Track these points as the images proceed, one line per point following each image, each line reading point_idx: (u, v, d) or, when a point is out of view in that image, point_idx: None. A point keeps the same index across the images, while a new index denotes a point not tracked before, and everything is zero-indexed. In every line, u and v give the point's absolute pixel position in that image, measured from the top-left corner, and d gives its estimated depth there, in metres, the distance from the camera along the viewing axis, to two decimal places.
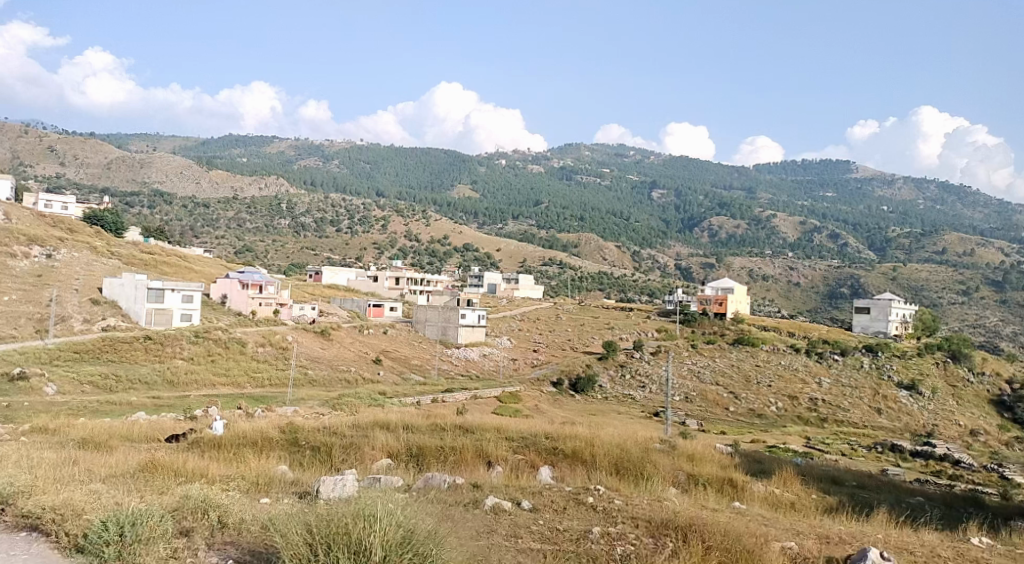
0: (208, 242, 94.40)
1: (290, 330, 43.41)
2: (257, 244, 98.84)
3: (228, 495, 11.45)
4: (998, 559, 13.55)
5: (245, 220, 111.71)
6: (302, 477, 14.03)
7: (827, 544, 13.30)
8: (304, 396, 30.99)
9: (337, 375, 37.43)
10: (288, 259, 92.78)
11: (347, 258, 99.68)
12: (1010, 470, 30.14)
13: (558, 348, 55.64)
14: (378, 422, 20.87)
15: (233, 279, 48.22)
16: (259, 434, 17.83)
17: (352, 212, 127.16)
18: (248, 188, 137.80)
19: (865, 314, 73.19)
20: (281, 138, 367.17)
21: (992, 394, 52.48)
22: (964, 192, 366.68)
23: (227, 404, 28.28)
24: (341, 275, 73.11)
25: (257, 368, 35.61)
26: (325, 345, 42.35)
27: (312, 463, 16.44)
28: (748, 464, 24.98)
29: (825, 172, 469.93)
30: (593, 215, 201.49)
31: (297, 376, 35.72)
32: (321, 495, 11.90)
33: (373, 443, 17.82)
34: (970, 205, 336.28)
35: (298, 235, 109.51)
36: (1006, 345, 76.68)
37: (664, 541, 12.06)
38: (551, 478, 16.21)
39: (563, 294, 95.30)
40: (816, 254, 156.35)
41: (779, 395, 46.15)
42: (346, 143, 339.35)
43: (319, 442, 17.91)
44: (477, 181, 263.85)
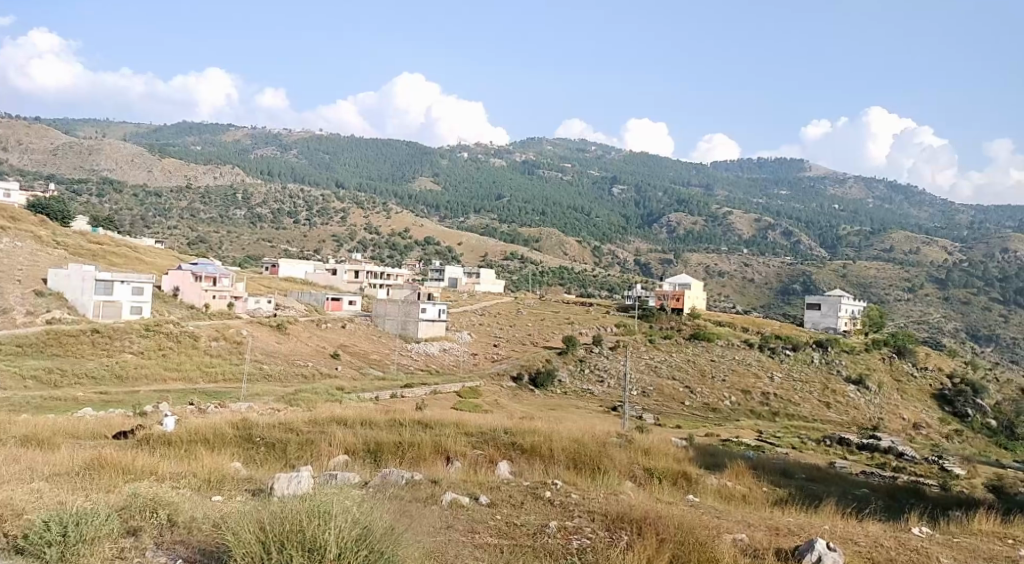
0: (160, 233, 92.86)
1: (245, 325, 43.02)
2: (212, 235, 97.48)
3: (176, 494, 11.39)
4: (939, 548, 14.00)
5: (198, 210, 110.17)
6: (255, 474, 14.01)
7: (776, 536, 13.63)
8: (258, 391, 30.80)
9: (293, 370, 37.20)
10: (243, 251, 91.71)
11: (305, 250, 98.92)
12: (950, 462, 31.12)
13: (517, 343, 55.87)
14: (336, 417, 20.90)
15: (185, 271, 47.64)
16: (211, 430, 17.77)
17: (310, 203, 125.99)
18: (202, 177, 135.76)
19: (816, 310, 74.66)
20: (238, 129, 362.51)
21: (935, 389, 53.88)
22: (911, 193, 375.12)
23: (178, 399, 27.95)
24: (299, 268, 72.62)
25: (210, 363, 35.22)
26: (281, 340, 42.04)
27: (266, 459, 16.43)
28: (701, 458, 25.43)
29: (780, 170, 477.63)
30: (553, 209, 202.12)
31: (252, 371, 35.42)
32: (275, 492, 11.91)
33: (330, 440, 17.84)
34: (917, 205, 344.27)
35: (254, 226, 108.32)
36: (948, 341, 78.80)
37: (620, 535, 12.29)
38: (509, 472, 16.40)
39: (523, 288, 95.47)
40: (770, 250, 158.99)
41: (733, 389, 46.86)
42: (305, 134, 335.54)
43: (274, 438, 17.89)
44: (437, 175, 262.95)
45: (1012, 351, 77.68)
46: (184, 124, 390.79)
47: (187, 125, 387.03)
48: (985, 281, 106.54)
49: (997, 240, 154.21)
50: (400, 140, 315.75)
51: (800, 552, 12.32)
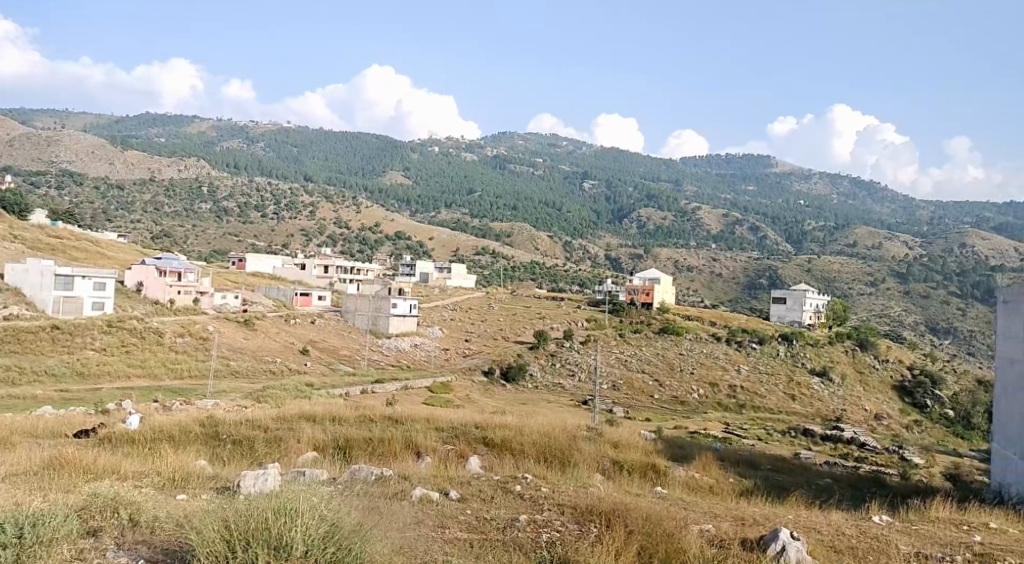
0: (123, 227, 91.75)
1: (212, 321, 42.85)
2: (176, 229, 96.59)
3: (139, 493, 11.49)
4: (898, 535, 14.45)
5: (163, 204, 108.95)
6: (221, 472, 14.12)
7: (742, 526, 14.01)
8: (226, 388, 30.71)
9: (262, 366, 37.11)
10: (209, 246, 90.94)
11: (273, 244, 98.28)
12: (909, 452, 31.90)
13: (488, 338, 56.05)
14: (305, 414, 21.00)
15: (149, 266, 47.25)
16: (176, 429, 17.83)
17: (278, 197, 125.11)
18: (166, 170, 134.13)
19: (781, 303, 75.82)
20: (204, 121, 358.20)
21: (895, 381, 54.99)
22: (874, 189, 380.70)
23: (142, 397, 27.87)
24: (267, 262, 72.26)
25: (176, 359, 35.08)
26: (249, 336, 41.87)
27: (233, 456, 16.53)
28: (669, 450, 25.89)
29: (747, 166, 482.37)
30: (525, 204, 202.33)
31: (219, 367, 35.34)
32: (241, 489, 12.03)
33: (299, 437, 17.96)
34: (880, 202, 349.51)
35: (220, 220, 107.40)
36: (909, 334, 80.38)
37: (589, 528, 12.57)
38: (480, 466, 16.67)
39: (495, 283, 95.72)
40: (737, 245, 160.89)
41: (700, 383, 47.52)
42: (273, 127, 332.53)
43: (240, 435, 17.98)
44: (408, 169, 262.13)
45: (970, 343, 79.44)
46: (149, 116, 385.46)
47: (151, 118, 381.78)
48: (944, 275, 108.60)
49: (957, 236, 157.32)
50: (370, 135, 314.34)
51: (763, 541, 12.68)
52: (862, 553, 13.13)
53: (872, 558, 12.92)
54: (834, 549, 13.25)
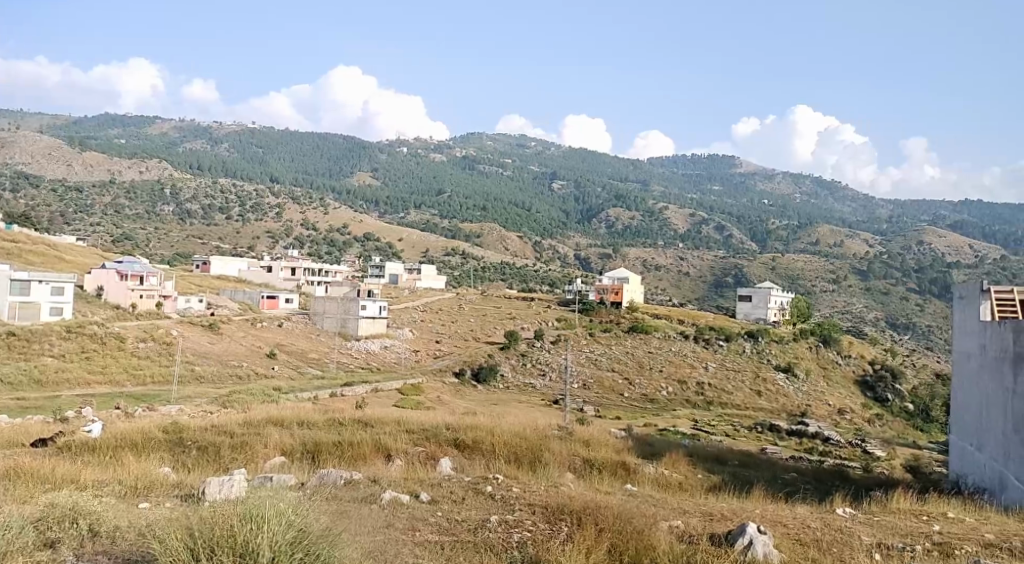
0: (82, 230, 90.48)
1: (176, 325, 42.54)
2: (138, 232, 95.49)
3: (98, 502, 11.49)
4: (862, 527, 14.84)
5: (123, 206, 107.57)
6: (185, 479, 14.16)
7: (710, 521, 14.34)
8: (191, 393, 30.55)
9: (228, 371, 36.92)
10: (172, 248, 89.94)
11: (238, 247, 97.47)
12: (871, 445, 32.61)
13: (459, 339, 56.13)
14: (274, 419, 21.00)
15: (110, 269, 46.77)
16: (139, 435, 17.83)
17: (243, 199, 124.04)
18: (126, 171, 132.30)
19: (746, 301, 76.78)
20: (166, 123, 353.69)
21: (858, 375, 56.01)
22: (836, 188, 386.22)
23: (103, 404, 27.65)
24: (232, 265, 71.72)
25: (138, 365, 34.80)
26: (214, 340, 41.61)
27: (197, 462, 16.56)
28: (639, 447, 26.25)
29: (712, 166, 486.94)
30: (495, 204, 202.41)
31: (184, 372, 35.09)
32: (205, 495, 12.07)
33: (266, 442, 18.01)
34: (842, 200, 354.80)
35: (183, 222, 106.22)
36: (870, 330, 81.84)
37: (560, 526, 12.79)
38: (451, 468, 16.86)
39: (465, 284, 95.85)
40: (703, 244, 162.58)
41: (670, 380, 48.03)
42: (237, 127, 329.03)
43: (205, 441, 18.00)
44: (376, 170, 261.10)
45: (928, 338, 81.10)
46: (109, 117, 379.70)
47: (112, 118, 376.04)
48: (903, 273, 110.75)
49: (916, 234, 160.32)
50: (336, 137, 312.59)
51: (732, 536, 12.95)
52: (827, 544, 13.43)
53: (837, 549, 13.23)
54: (800, 542, 13.53)
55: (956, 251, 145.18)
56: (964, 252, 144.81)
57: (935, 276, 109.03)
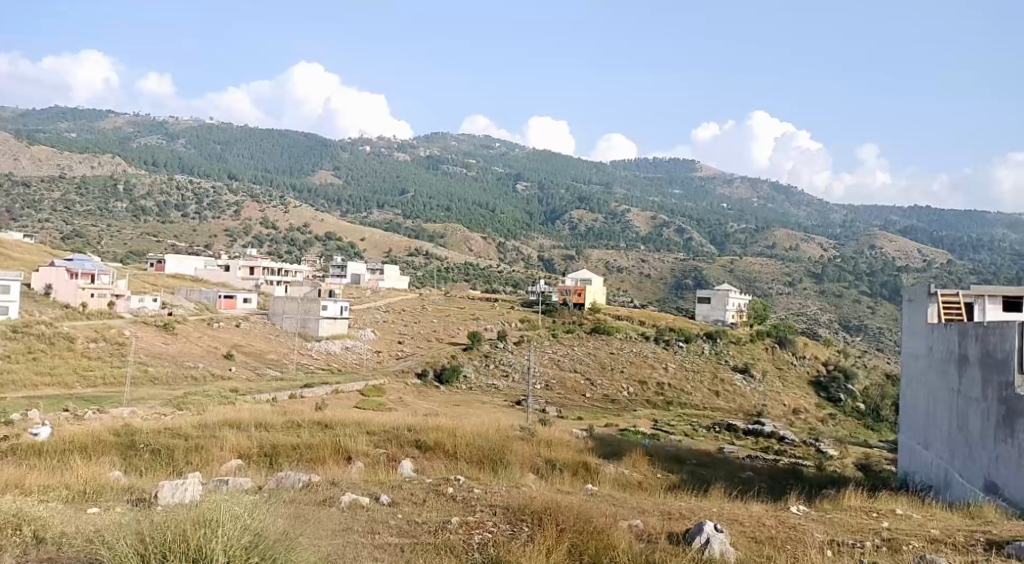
0: (30, 227, 88.71)
1: (129, 325, 42.03)
2: (90, 229, 93.95)
3: (44, 508, 11.47)
4: (815, 525, 15.27)
5: (74, 203, 105.58)
6: (136, 483, 14.12)
7: (669, 520, 14.67)
8: (145, 395, 30.28)
9: (183, 373, 36.57)
10: (126, 246, 88.55)
11: (195, 245, 96.23)
12: (825, 444, 33.39)
13: (422, 340, 56.13)
14: (230, 421, 20.95)
15: (59, 268, 46.06)
16: (90, 439, 17.70)
17: (200, 196, 122.62)
18: (79, 167, 130.08)
19: (706, 303, 77.74)
20: (122, 117, 347.74)
21: (812, 375, 57.06)
22: (792, 193, 392.84)
23: (52, 406, 27.26)
24: (188, 264, 70.88)
25: (89, 366, 34.36)
26: (169, 341, 41.19)
27: (150, 466, 16.49)
28: (600, 447, 26.61)
29: (674, 169, 491.60)
30: (458, 205, 202.40)
31: (137, 374, 34.68)
32: (157, 500, 12.07)
33: (222, 445, 18.00)
34: (797, 204, 361.05)
35: (138, 220, 104.63)
36: (825, 331, 83.45)
37: (521, 528, 13.01)
38: (412, 469, 17.02)
39: (428, 284, 95.86)
40: (664, 246, 164.14)
41: (630, 381, 48.59)
42: (196, 123, 324.63)
43: (159, 444, 17.92)
44: (338, 168, 259.59)
45: (879, 339, 82.98)
46: (62, 110, 371.79)
47: (64, 112, 368.10)
48: (856, 277, 113.04)
49: (868, 238, 163.68)
50: (298, 135, 309.78)
51: (691, 534, 13.30)
52: (781, 542, 13.83)
53: (791, 546, 13.61)
54: (756, 540, 13.92)
55: (907, 256, 148.73)
56: (914, 257, 148.46)
57: (886, 279, 111.56)
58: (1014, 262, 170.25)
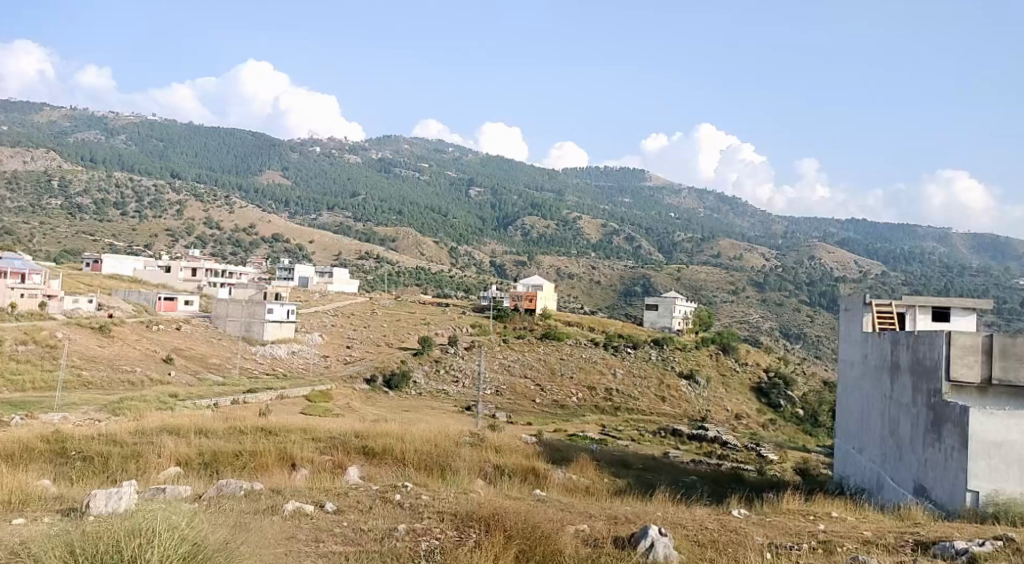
0: None
1: (62, 327, 41.11)
2: (23, 227, 91.40)
3: None
4: (755, 528, 15.71)
5: (7, 199, 102.54)
6: (66, 492, 13.99)
7: (616, 524, 15.02)
8: (78, 400, 29.70)
9: (119, 377, 35.93)
10: (61, 245, 86.27)
11: (134, 245, 94.25)
12: (766, 448, 34.20)
13: (371, 345, 55.93)
14: (169, 427, 20.82)
15: None
16: (21, 448, 17.51)
17: (141, 194, 120.16)
18: (13, 163, 126.55)
19: (653, 310, 78.75)
20: (60, 111, 338.56)
21: (754, 382, 58.02)
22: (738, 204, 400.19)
23: None
24: (126, 264, 69.35)
25: (17, 370, 33.53)
26: (103, 344, 40.43)
27: (82, 473, 16.31)
28: (548, 452, 26.94)
29: (624, 178, 496.64)
30: (409, 208, 201.67)
31: (70, 378, 33.97)
32: (89, 510, 11.94)
33: (159, 451, 17.86)
34: (743, 215, 367.51)
35: (74, 218, 102.02)
36: (766, 339, 85.12)
37: (468, 534, 13.23)
38: (359, 476, 17.12)
39: (377, 288, 95.43)
40: (614, 253, 165.75)
41: (579, 386, 49.17)
42: (138, 119, 317.57)
43: (91, 452, 17.72)
44: (287, 169, 256.57)
45: (818, 347, 85.04)
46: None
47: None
48: (798, 287, 115.45)
49: (808, 250, 167.52)
50: (246, 135, 305.28)
51: (636, 538, 13.62)
52: (723, 545, 14.22)
53: (731, 549, 14.01)
54: (699, 544, 14.29)
55: (844, 268, 152.85)
56: (850, 269, 152.61)
57: (826, 290, 114.30)
58: (944, 274, 176.20)
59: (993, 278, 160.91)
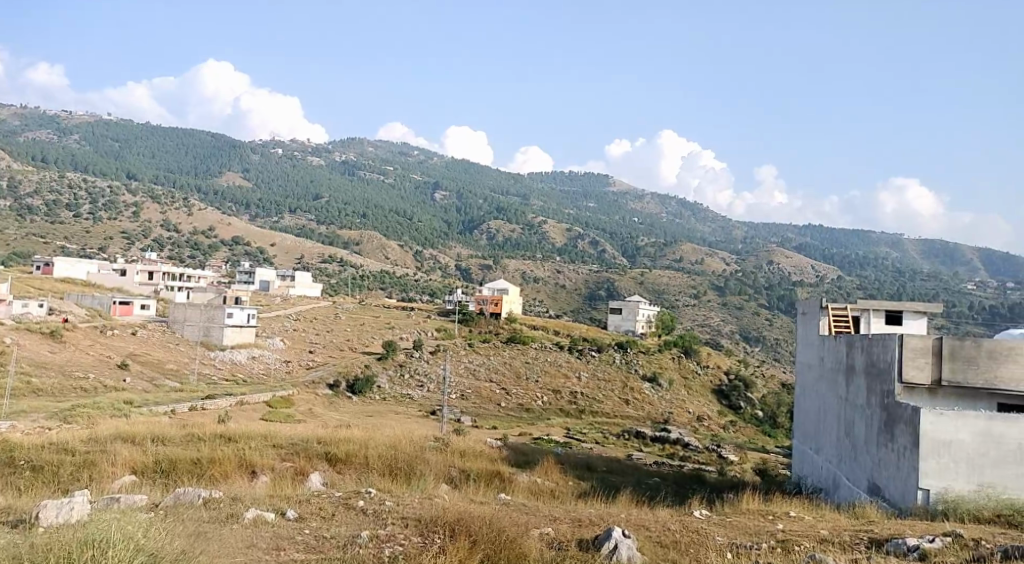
0: None
1: (11, 332, 40.27)
2: None
3: None
4: (716, 529, 15.95)
5: None
6: (17, 503, 13.77)
7: (579, 527, 15.17)
8: (30, 407, 29.20)
9: (71, 383, 35.38)
10: (12, 248, 84.46)
11: (88, 248, 92.61)
12: (726, 449, 34.70)
13: (334, 350, 55.66)
14: (124, 435, 20.59)
15: None
16: None
17: (96, 196, 118.06)
18: None
19: (617, 314, 79.34)
20: (13, 109, 331.49)
21: (715, 384, 58.75)
22: (699, 209, 404.23)
23: None
24: (79, 267, 68.01)
25: None
26: (55, 350, 39.72)
27: (34, 483, 16.08)
28: (513, 456, 27.05)
29: (588, 183, 499.09)
30: (372, 211, 200.72)
31: (20, 385, 33.33)
32: (39, 521, 11.77)
33: (113, 460, 17.68)
34: (704, 220, 371.45)
35: (26, 219, 100.01)
36: (727, 342, 86.14)
37: (432, 539, 13.27)
38: (322, 483, 17.09)
39: (340, 292, 94.90)
40: (578, 257, 166.59)
41: (544, 390, 49.37)
42: (93, 119, 311.97)
43: (44, 461, 17.49)
44: (248, 170, 253.92)
45: (777, 350, 86.32)
46: None
47: None
48: (757, 291, 116.93)
49: (768, 255, 169.86)
50: (206, 136, 301.60)
51: (599, 540, 13.79)
52: (684, 546, 14.42)
53: (693, 549, 14.24)
54: (661, 545, 14.48)
55: (802, 273, 155.24)
56: (808, 274, 155.15)
57: (784, 294, 115.90)
58: (897, 279, 179.86)
59: (943, 282, 164.81)
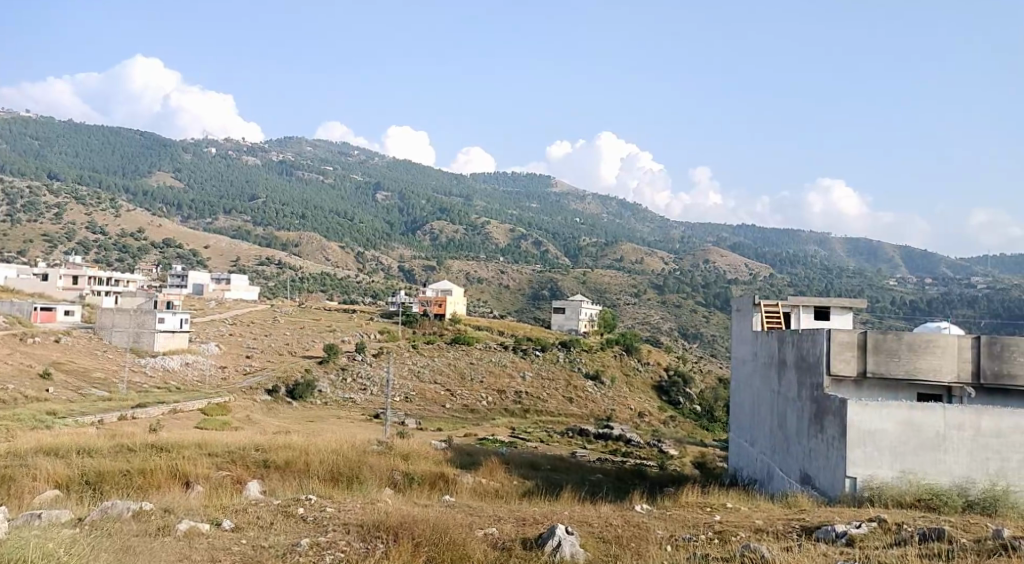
0: None
1: None
2: None
3: None
4: (658, 522, 16.14)
5: None
6: None
7: (523, 526, 15.21)
8: None
9: None
10: None
11: (9, 253, 89.51)
12: (666, 444, 35.19)
13: (272, 354, 54.84)
14: (47, 448, 19.96)
15: None
16: None
17: (14, 198, 114.10)
18: None
19: (560, 313, 79.92)
20: None
21: (656, 380, 59.55)
22: (638, 209, 408.95)
23: None
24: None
25: None
26: None
27: None
28: (456, 457, 27.01)
29: (530, 184, 501.01)
30: (311, 211, 198.37)
31: None
32: None
33: (36, 475, 17.14)
34: (642, 220, 375.82)
35: None
36: (667, 339, 87.43)
37: (375, 545, 13.17)
38: (259, 491, 16.82)
39: (279, 295, 93.61)
40: (521, 257, 167.20)
41: (488, 390, 49.37)
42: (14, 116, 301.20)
43: None
44: (180, 170, 248.32)
45: (714, 346, 87.86)
46: None
47: None
48: (695, 289, 118.73)
49: (706, 253, 172.57)
50: (135, 137, 294.43)
51: (542, 538, 13.81)
52: (626, 540, 14.54)
53: (634, 544, 14.35)
54: (603, 541, 14.57)
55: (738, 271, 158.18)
56: (743, 272, 158.33)
57: (721, 292, 118.07)
58: (829, 275, 184.62)
59: (870, 279, 169.66)
